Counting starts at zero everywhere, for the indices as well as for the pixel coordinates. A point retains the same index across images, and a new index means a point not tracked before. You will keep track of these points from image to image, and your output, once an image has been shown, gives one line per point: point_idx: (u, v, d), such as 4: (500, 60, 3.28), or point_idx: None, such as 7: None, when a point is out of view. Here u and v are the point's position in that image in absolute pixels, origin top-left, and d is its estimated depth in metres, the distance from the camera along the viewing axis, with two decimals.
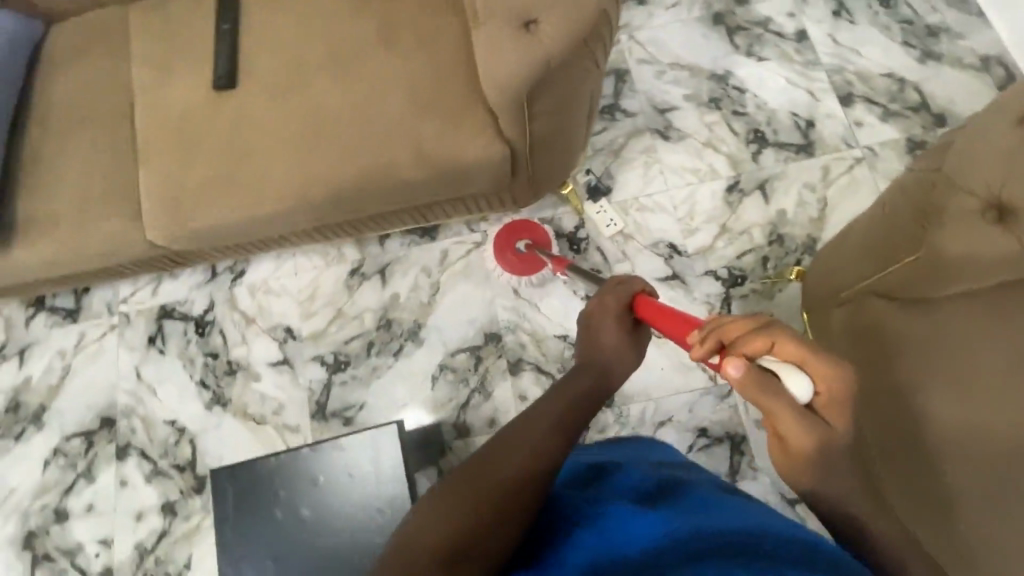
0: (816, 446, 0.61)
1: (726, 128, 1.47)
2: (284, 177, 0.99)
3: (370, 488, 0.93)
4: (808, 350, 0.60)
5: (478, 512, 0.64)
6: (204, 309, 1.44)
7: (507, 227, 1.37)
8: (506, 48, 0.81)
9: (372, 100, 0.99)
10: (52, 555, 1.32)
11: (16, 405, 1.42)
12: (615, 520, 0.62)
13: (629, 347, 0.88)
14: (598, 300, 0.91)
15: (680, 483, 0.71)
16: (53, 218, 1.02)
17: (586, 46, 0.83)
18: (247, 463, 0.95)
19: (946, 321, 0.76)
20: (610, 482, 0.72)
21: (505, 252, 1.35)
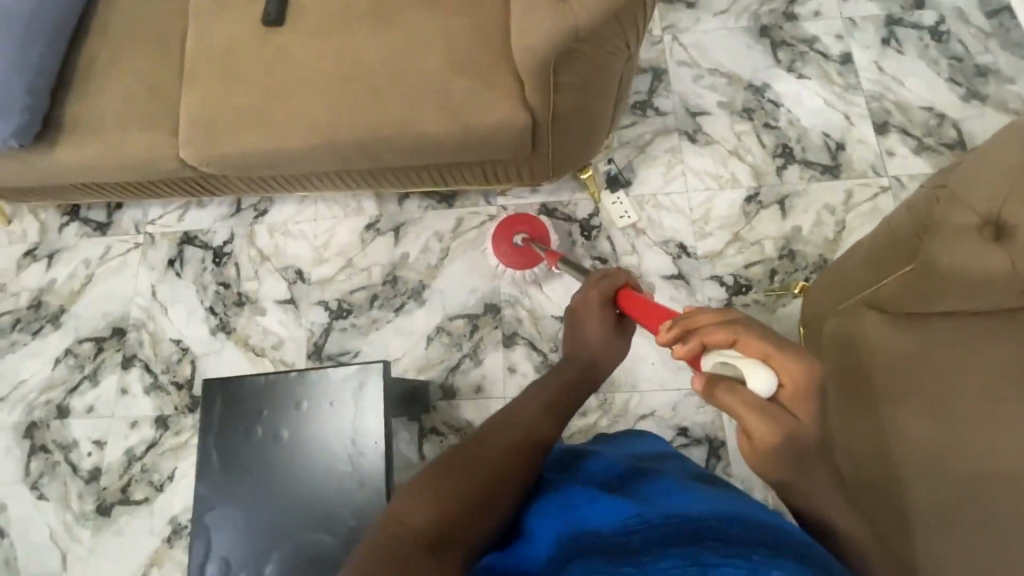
0: (784, 442, 0.56)
1: (755, 140, 1.47)
2: (315, 114, 1.03)
3: (348, 421, 0.96)
4: (772, 345, 0.58)
5: (463, 499, 0.65)
6: (224, 241, 1.50)
7: (503, 221, 1.36)
8: (539, 13, 0.84)
9: (408, 52, 1.02)
10: (49, 447, 1.38)
11: (39, 304, 1.50)
12: (587, 501, 0.63)
13: (612, 341, 0.92)
14: (585, 294, 0.95)
15: (653, 470, 0.71)
16: (97, 124, 1.08)
17: (619, 25, 0.85)
18: (238, 380, 1.00)
19: (937, 336, 0.82)
20: (585, 466, 0.73)
21: (503, 246, 1.34)
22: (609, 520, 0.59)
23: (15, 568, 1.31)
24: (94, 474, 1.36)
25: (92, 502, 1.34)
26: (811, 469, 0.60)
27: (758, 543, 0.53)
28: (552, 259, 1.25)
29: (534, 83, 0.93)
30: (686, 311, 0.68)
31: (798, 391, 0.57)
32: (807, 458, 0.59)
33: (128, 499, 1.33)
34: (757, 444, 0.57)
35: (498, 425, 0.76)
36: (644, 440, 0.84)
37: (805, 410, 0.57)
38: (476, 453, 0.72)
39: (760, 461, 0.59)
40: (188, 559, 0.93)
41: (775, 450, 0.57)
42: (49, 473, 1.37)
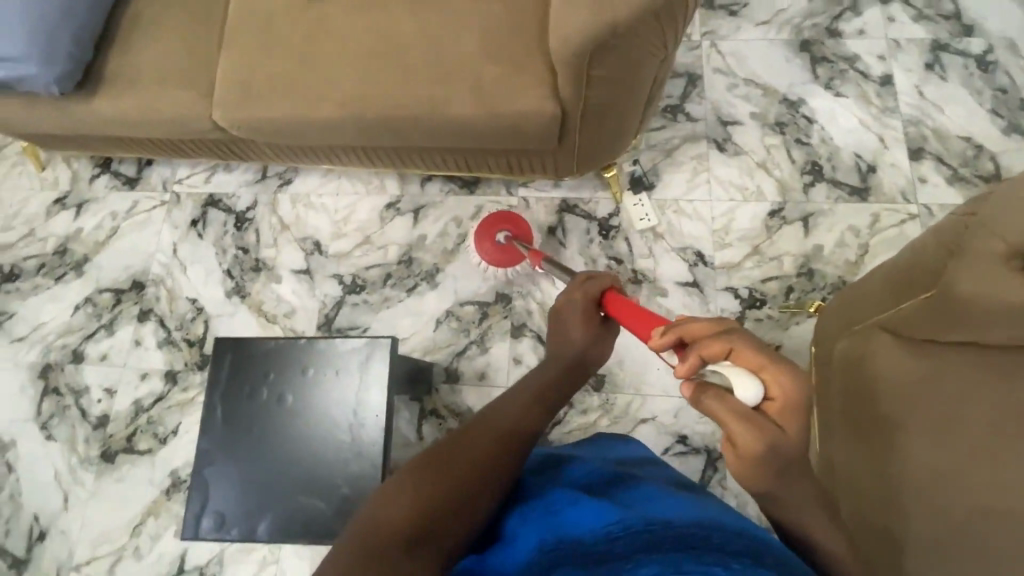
0: (767, 452, 0.55)
1: (785, 154, 1.45)
2: (347, 89, 1.04)
3: (351, 390, 0.98)
4: (768, 357, 0.56)
5: (443, 499, 0.64)
6: (247, 206, 1.53)
7: (487, 220, 1.37)
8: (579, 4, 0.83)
9: (444, 34, 1.03)
10: (61, 390, 1.42)
11: (64, 251, 1.54)
12: (569, 506, 0.64)
13: (599, 339, 0.91)
14: (567, 297, 0.93)
15: (635, 476, 0.72)
16: (136, 79, 1.10)
17: (657, 22, 0.84)
18: (248, 341, 1.01)
19: (951, 365, 0.80)
20: (566, 471, 0.74)
21: (486, 245, 1.36)
22: (591, 526, 0.60)
23: (18, 504, 1.35)
24: (102, 420, 1.39)
25: (98, 448, 1.37)
26: (795, 480, 0.59)
27: (739, 550, 0.56)
28: (535, 256, 1.26)
29: (567, 75, 0.93)
30: (680, 319, 0.67)
31: (789, 404, 0.55)
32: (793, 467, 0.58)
33: (132, 449, 1.36)
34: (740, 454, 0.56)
35: (478, 424, 0.74)
36: (628, 446, 0.85)
37: (792, 424, 0.55)
38: (457, 452, 0.70)
39: (742, 469, 0.56)
40: (185, 510, 0.95)
41: (758, 456, 0.55)
42: (59, 415, 1.40)
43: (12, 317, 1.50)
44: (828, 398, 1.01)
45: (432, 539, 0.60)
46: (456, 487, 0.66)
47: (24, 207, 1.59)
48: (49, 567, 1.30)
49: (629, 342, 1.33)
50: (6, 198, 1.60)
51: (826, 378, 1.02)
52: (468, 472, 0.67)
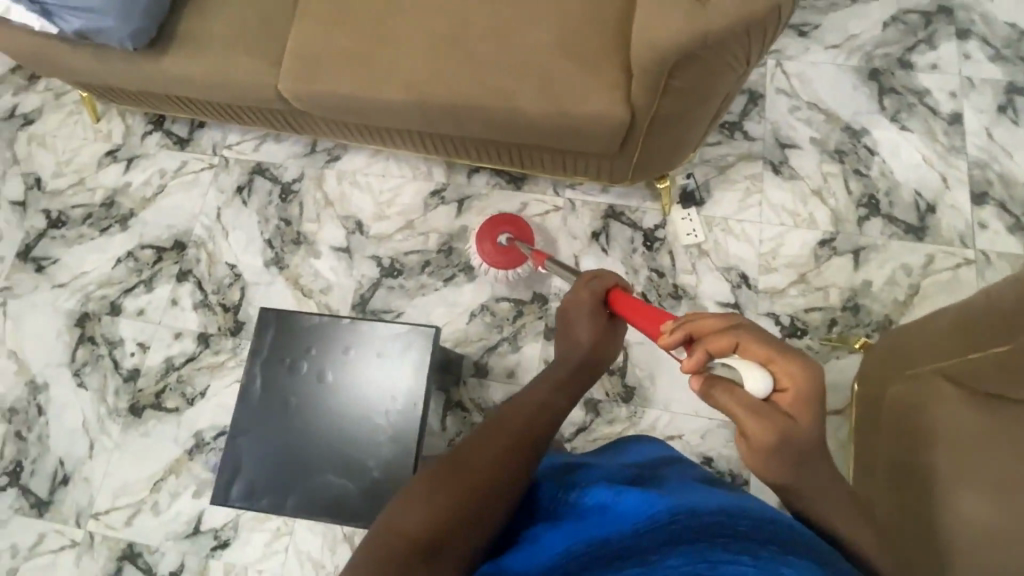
0: (780, 443, 0.57)
1: (842, 184, 1.42)
2: (414, 74, 1.03)
3: (390, 375, 0.98)
4: (778, 350, 0.57)
5: (456, 505, 0.63)
6: (294, 178, 1.53)
7: (488, 221, 1.34)
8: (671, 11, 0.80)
9: (517, 28, 1.01)
10: (96, 340, 1.44)
11: (111, 204, 1.56)
12: (596, 509, 0.61)
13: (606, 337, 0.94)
14: (574, 295, 0.96)
15: (655, 476, 0.70)
16: (207, 43, 1.10)
17: (746, 38, 0.81)
18: (295, 314, 1.01)
19: (1002, 415, 0.82)
20: (585, 475, 0.72)
21: (486, 245, 1.32)
22: (622, 527, 0.57)
23: (45, 446, 1.37)
24: (133, 374, 1.41)
25: (126, 401, 1.39)
26: (810, 465, 0.59)
27: (766, 539, 0.53)
28: (539, 259, 1.23)
29: (644, 81, 0.90)
30: (687, 314, 0.66)
31: (799, 396, 0.56)
32: (808, 451, 0.58)
33: (159, 406, 1.38)
34: (752, 445, 0.58)
35: (490, 428, 0.74)
36: (645, 447, 0.83)
37: (804, 415, 0.57)
38: (470, 455, 0.70)
39: (756, 459, 0.59)
40: (215, 478, 0.95)
41: (772, 445, 0.57)
42: (92, 363, 1.43)
43: (56, 263, 1.52)
44: (875, 436, 1.03)
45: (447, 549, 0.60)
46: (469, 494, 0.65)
47: (76, 155, 1.61)
48: (69, 511, 1.32)
49: (663, 357, 1.31)
50: (60, 145, 1.62)
51: (876, 414, 1.03)
52: (481, 477, 0.67)
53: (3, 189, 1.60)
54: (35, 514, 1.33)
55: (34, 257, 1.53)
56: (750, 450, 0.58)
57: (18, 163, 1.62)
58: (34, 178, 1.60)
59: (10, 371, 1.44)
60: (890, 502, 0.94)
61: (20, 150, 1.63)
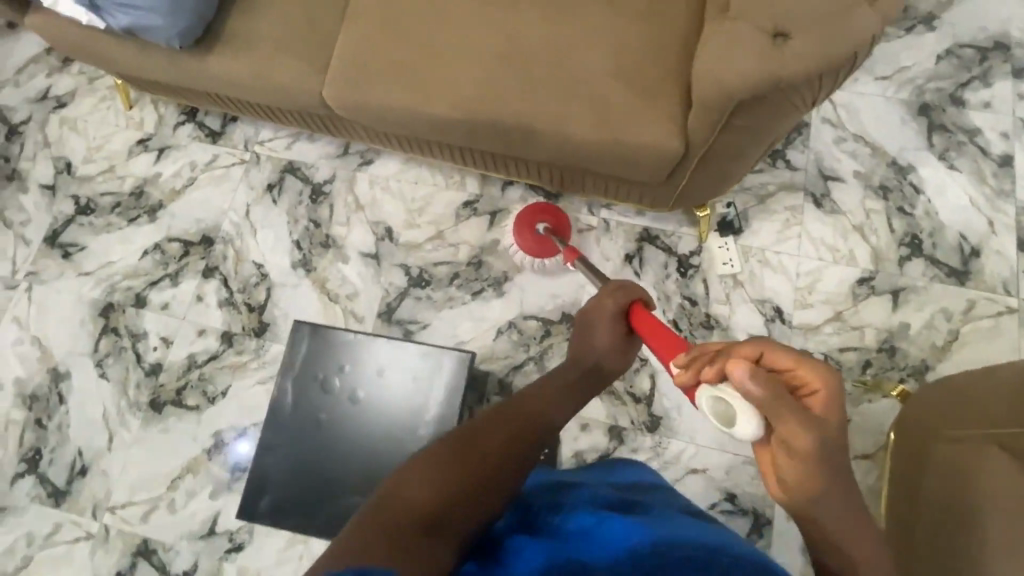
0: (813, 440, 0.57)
1: (884, 220, 1.38)
2: (464, 89, 1.00)
3: (424, 401, 0.96)
4: (801, 355, 0.62)
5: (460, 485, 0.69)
6: (325, 179, 1.51)
7: (526, 210, 1.35)
8: (743, 48, 0.76)
9: (575, 49, 0.99)
10: (119, 332, 1.43)
11: (140, 194, 1.55)
12: (587, 533, 0.65)
13: (618, 350, 1.01)
14: (597, 301, 1.02)
15: (640, 503, 0.74)
16: (252, 44, 1.08)
17: (819, 82, 0.78)
18: (331, 330, 0.99)
19: None
20: (576, 493, 0.76)
21: (524, 233, 1.33)
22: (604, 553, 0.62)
23: (65, 436, 1.37)
24: (155, 369, 1.40)
25: (147, 395, 1.38)
26: (840, 483, 0.59)
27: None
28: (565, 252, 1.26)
29: (704, 114, 0.87)
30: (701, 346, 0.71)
31: (827, 393, 0.60)
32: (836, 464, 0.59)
33: (180, 403, 1.37)
34: (797, 451, 0.57)
35: (503, 417, 0.83)
36: (635, 472, 0.88)
37: (833, 414, 0.60)
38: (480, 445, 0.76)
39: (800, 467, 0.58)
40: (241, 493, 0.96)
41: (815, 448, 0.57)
42: (115, 355, 1.42)
43: (82, 251, 1.51)
44: (915, 494, 1.00)
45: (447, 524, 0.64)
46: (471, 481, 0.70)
47: (107, 142, 1.59)
48: (86, 503, 1.32)
49: None
50: (92, 130, 1.61)
51: (918, 472, 1.01)
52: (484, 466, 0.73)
53: (33, 171, 1.59)
54: (52, 504, 1.33)
55: (61, 243, 1.52)
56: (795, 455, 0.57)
57: (49, 146, 1.60)
58: (64, 162, 1.59)
59: (33, 357, 1.43)
60: (927, 558, 0.93)
61: (52, 133, 1.61)
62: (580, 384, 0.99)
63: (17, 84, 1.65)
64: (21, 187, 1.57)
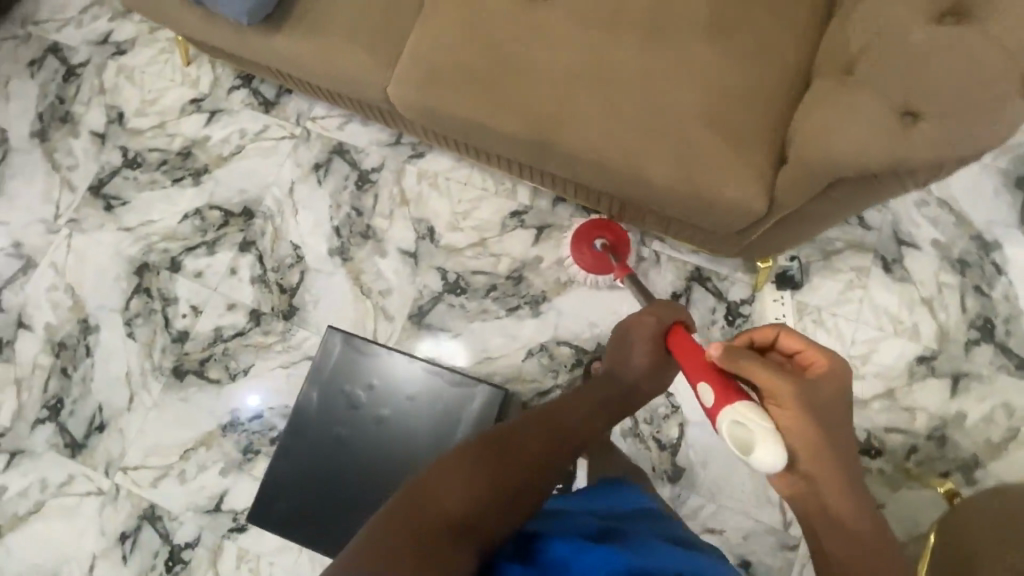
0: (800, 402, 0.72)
1: (957, 298, 1.28)
2: (537, 108, 0.94)
3: (440, 427, 1.08)
4: (810, 340, 0.78)
5: (490, 490, 0.68)
6: (373, 167, 1.46)
7: (584, 225, 1.31)
8: (862, 121, 0.69)
9: (662, 84, 0.91)
10: (151, 293, 1.43)
11: (187, 155, 1.52)
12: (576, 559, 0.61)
13: (656, 372, 0.97)
14: (640, 316, 0.99)
15: (625, 533, 0.71)
16: (322, 27, 1.03)
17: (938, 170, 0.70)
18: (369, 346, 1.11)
19: None
20: (558, 521, 0.72)
21: (581, 248, 1.29)
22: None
23: (87, 388, 1.38)
24: (182, 336, 1.39)
25: (171, 361, 1.38)
26: (832, 444, 0.72)
27: None
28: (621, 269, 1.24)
29: (797, 180, 0.80)
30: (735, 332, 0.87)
31: (818, 362, 0.76)
32: (824, 423, 0.72)
33: (202, 374, 1.37)
34: (787, 412, 0.72)
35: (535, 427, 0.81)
36: (624, 496, 0.84)
37: (830, 387, 0.74)
38: (507, 446, 0.75)
39: (790, 423, 0.72)
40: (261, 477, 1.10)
41: (800, 399, 0.72)
42: (144, 317, 1.41)
43: (124, 205, 1.50)
44: None
45: (476, 529, 0.62)
46: (501, 486, 0.69)
47: (161, 96, 1.56)
48: (101, 459, 1.34)
49: (721, 443, 1.24)
50: (147, 82, 1.58)
51: None
52: (512, 475, 0.71)
53: (86, 117, 1.57)
54: (68, 454, 1.34)
55: (105, 194, 1.51)
56: (784, 409, 0.72)
57: (104, 93, 1.58)
58: (117, 112, 1.56)
59: (65, 305, 1.44)
60: None
61: (108, 80, 1.59)
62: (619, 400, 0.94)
63: (80, 25, 1.62)
64: (73, 131, 1.56)
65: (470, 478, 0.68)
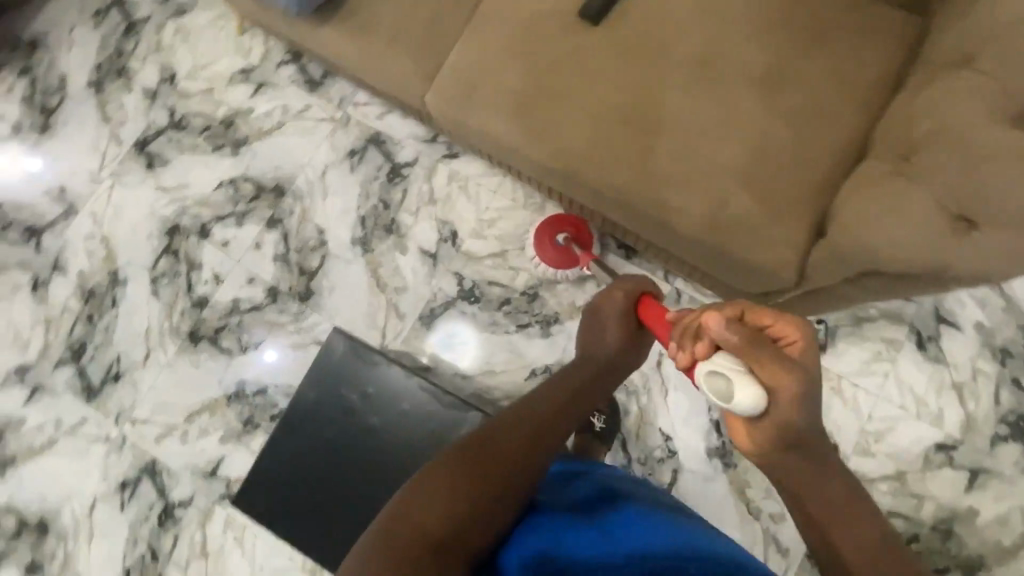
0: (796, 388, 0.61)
1: (992, 388, 1.20)
2: (574, 138, 0.91)
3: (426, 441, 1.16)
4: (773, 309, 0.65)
5: (465, 497, 0.71)
6: (406, 161, 1.45)
7: (543, 224, 1.32)
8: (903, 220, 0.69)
9: (707, 134, 0.88)
10: (179, 256, 1.47)
11: (229, 124, 1.53)
12: (568, 533, 0.72)
13: (629, 349, 0.95)
14: (608, 294, 0.97)
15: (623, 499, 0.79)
16: (372, 25, 1.01)
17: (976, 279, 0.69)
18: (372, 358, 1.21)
19: None
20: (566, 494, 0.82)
21: (545, 244, 1.30)
22: (575, 552, 0.69)
23: (109, 338, 1.44)
24: (202, 302, 1.43)
25: (188, 325, 1.43)
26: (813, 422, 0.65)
27: None
28: (586, 260, 1.27)
29: (830, 259, 0.79)
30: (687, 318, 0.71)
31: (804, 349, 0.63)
32: (806, 417, 0.63)
33: (215, 342, 1.41)
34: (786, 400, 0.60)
35: (515, 422, 0.81)
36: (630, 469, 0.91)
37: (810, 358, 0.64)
38: (489, 446, 0.77)
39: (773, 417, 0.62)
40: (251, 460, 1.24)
41: (794, 398, 0.61)
42: (169, 278, 1.46)
43: (165, 166, 1.53)
44: None
45: (461, 539, 0.67)
46: (484, 492, 0.72)
47: (213, 62, 1.57)
48: (112, 408, 1.40)
49: (712, 496, 1.21)
50: (202, 46, 1.59)
51: None
52: (497, 479, 0.74)
53: (140, 73, 1.59)
54: (84, 398, 1.41)
55: (148, 152, 1.54)
56: (773, 406, 0.61)
57: (160, 52, 1.60)
58: (169, 72, 1.59)
59: (98, 255, 1.49)
60: None
61: (165, 39, 1.60)
62: (597, 381, 0.93)
63: None
64: (126, 86, 1.59)
65: (443, 489, 0.71)
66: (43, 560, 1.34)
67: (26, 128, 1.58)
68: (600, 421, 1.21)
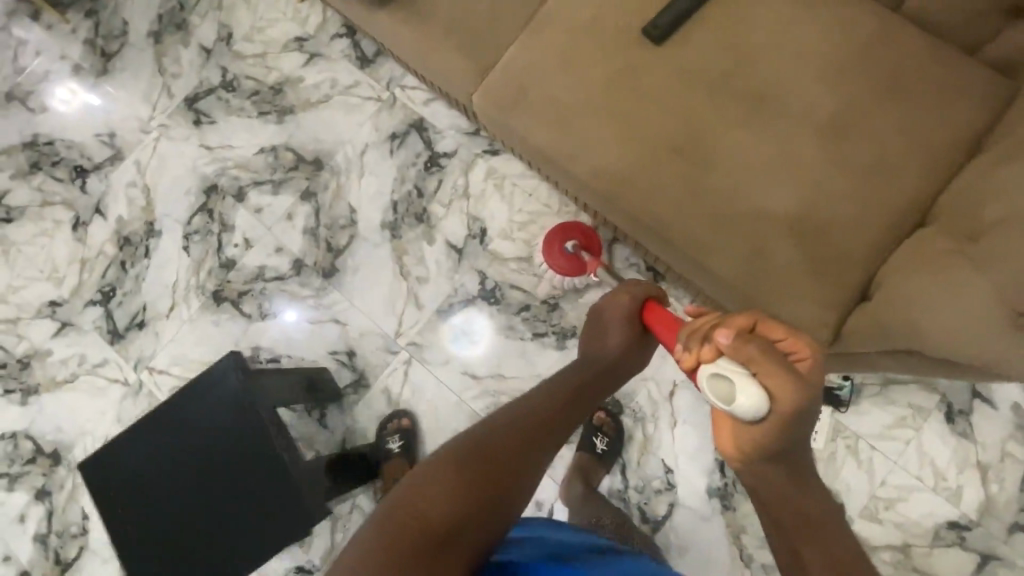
0: (795, 404, 0.56)
1: (1020, 473, 1.14)
2: (619, 160, 0.88)
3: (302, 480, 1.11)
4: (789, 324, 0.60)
5: (471, 492, 0.70)
6: (445, 152, 1.43)
7: (554, 228, 1.27)
8: (949, 309, 0.68)
9: (759, 174, 0.84)
10: (213, 215, 1.49)
11: (278, 92, 1.54)
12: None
13: (635, 352, 0.92)
14: (612, 297, 0.94)
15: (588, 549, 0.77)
16: (429, 15, 0.99)
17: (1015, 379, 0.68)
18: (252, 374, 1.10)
19: None
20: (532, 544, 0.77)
21: (554, 252, 1.25)
22: None
23: (138, 286, 1.48)
24: (230, 264, 1.46)
25: (214, 284, 1.46)
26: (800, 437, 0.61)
27: None
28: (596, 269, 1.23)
29: (869, 327, 0.76)
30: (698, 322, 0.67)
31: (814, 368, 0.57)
32: (797, 434, 0.59)
33: (237, 305, 1.44)
34: (783, 413, 0.56)
35: (517, 423, 0.80)
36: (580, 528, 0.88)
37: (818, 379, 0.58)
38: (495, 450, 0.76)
39: (764, 432, 0.58)
40: (79, 468, 1.09)
41: (790, 415, 0.56)
42: (202, 235, 1.49)
43: (211, 124, 1.55)
44: None
45: (464, 535, 0.67)
46: (490, 491, 0.72)
47: (269, 27, 1.58)
48: (133, 353, 1.45)
49: (705, 536, 1.18)
50: (261, 9, 1.59)
51: None
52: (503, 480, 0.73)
53: (199, 29, 1.61)
54: (108, 339, 1.46)
55: (197, 109, 1.56)
56: (770, 418, 0.57)
57: (220, 10, 1.61)
58: (227, 31, 1.59)
59: (138, 204, 1.53)
60: None
61: None
62: (595, 386, 0.90)
63: None
64: (184, 40, 1.61)
65: (456, 483, 0.71)
66: (52, 489, 1.40)
67: (84, 70, 1.62)
68: (602, 442, 1.21)
